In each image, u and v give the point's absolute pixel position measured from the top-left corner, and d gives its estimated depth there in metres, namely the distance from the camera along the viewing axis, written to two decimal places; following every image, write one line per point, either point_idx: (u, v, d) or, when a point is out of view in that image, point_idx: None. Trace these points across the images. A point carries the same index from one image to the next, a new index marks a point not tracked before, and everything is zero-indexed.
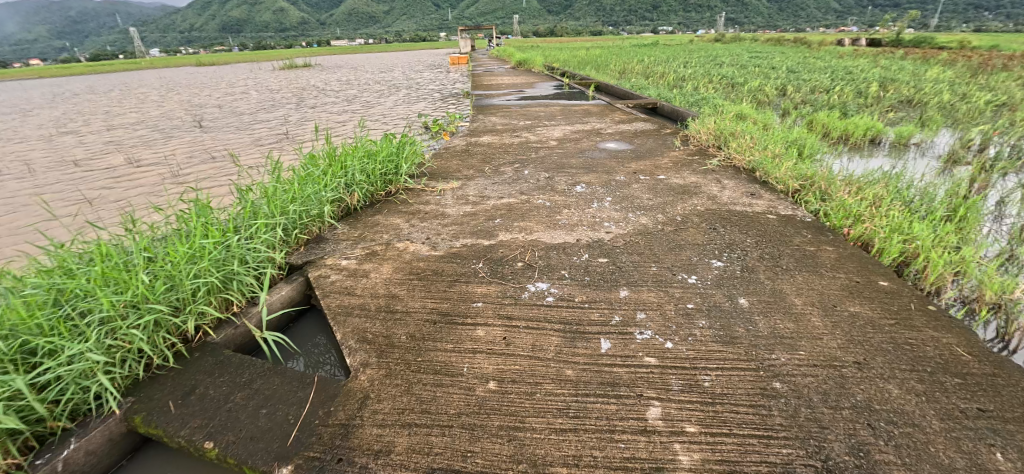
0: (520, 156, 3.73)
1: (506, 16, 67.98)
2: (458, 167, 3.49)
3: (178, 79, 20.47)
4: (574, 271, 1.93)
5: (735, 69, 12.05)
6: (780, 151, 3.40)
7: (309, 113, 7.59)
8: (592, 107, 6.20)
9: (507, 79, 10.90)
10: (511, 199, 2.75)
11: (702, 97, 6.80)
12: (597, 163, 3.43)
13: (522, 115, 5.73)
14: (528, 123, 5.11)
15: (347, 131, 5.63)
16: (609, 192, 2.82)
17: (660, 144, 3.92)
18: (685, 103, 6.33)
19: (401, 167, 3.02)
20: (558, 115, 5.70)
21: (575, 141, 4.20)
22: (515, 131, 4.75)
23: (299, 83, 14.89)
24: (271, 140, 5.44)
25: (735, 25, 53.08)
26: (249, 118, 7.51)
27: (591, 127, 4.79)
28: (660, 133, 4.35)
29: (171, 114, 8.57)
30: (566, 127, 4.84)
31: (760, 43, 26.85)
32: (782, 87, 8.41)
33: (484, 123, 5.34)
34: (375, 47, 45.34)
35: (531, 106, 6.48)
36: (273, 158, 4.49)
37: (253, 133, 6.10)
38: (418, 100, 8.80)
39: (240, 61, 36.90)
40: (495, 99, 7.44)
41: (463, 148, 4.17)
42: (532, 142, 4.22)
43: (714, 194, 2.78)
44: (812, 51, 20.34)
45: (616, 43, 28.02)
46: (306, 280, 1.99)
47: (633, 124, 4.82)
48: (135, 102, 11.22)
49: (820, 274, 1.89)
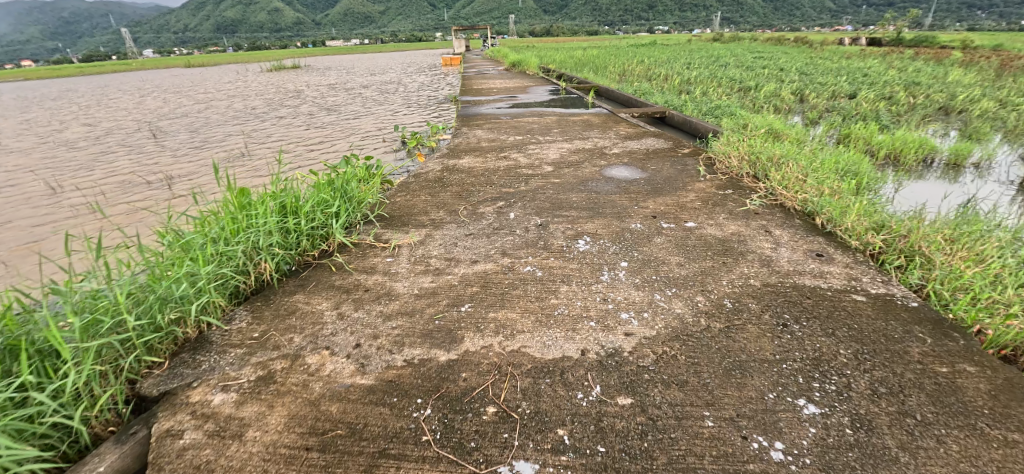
0: (506, 189, 2.96)
1: (501, 15, 67.20)
2: (426, 207, 2.72)
3: (158, 83, 19.66)
4: (579, 429, 1.18)
5: (743, 71, 11.32)
6: (839, 184, 2.65)
7: (276, 125, 6.80)
8: (593, 118, 5.42)
9: (500, 83, 10.15)
10: (488, 264, 1.98)
11: (715, 105, 6.05)
12: (603, 201, 2.66)
13: (513, 128, 4.95)
14: (518, 141, 4.34)
15: (310, 151, 4.85)
16: (623, 252, 2.06)
17: (679, 172, 3.15)
18: (700, 112, 5.56)
19: (340, 217, 2.27)
20: (554, 128, 4.92)
21: (574, 165, 3.43)
22: (503, 151, 3.97)
23: (279, 88, 14.04)
24: (219, 166, 4.66)
25: (732, 25, 52.55)
26: (210, 131, 6.72)
27: (593, 145, 4.01)
28: (676, 155, 3.58)
29: (129, 125, 7.78)
30: (563, 145, 4.07)
31: (760, 43, 26.22)
32: (800, 92, 7.66)
33: (467, 140, 4.56)
34: (368, 49, 44.57)
35: (524, 116, 5.71)
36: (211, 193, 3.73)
37: (204, 153, 5.31)
38: (400, 109, 8.00)
39: (230, 62, 36.21)
40: (484, 107, 6.67)
41: (438, 174, 3.40)
42: (522, 167, 3.45)
43: (766, 256, 2.02)
44: (817, 51, 19.64)
45: (613, 43, 27.30)
46: (149, 439, 1.24)
47: (642, 142, 4.05)
48: (98, 110, 10.43)
49: (984, 438, 1.16)
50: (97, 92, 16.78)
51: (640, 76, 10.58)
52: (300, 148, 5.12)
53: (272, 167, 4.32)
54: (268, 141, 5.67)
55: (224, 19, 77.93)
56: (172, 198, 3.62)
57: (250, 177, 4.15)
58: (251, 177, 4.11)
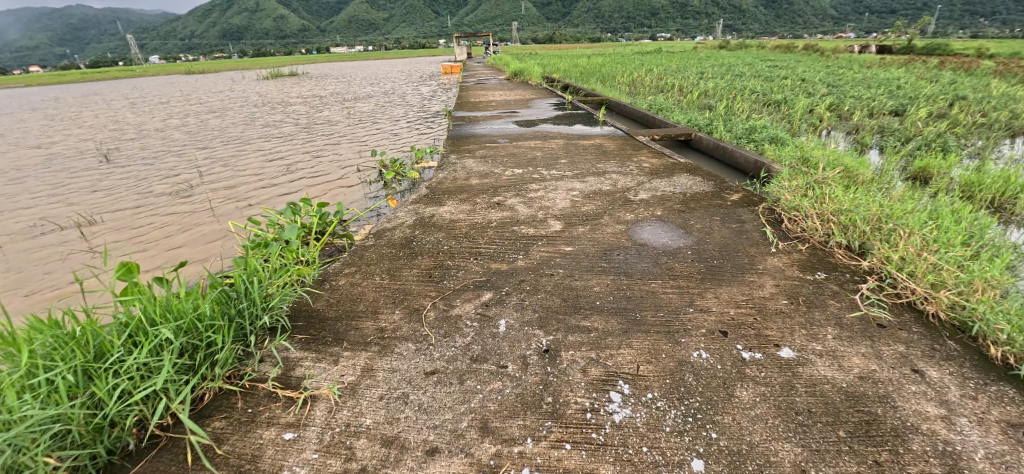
0: (497, 263, 2.09)
1: (504, 22, 66.87)
2: (376, 300, 1.84)
3: (146, 91, 18.98)
4: None
5: (764, 82, 10.50)
6: (997, 273, 1.76)
7: (245, 148, 6.01)
8: (607, 142, 4.54)
9: (501, 95, 9.32)
10: (453, 459, 1.12)
11: (749, 124, 5.18)
12: (639, 294, 1.78)
13: (511, 157, 4.08)
14: (518, 176, 3.47)
15: (268, 190, 4.04)
16: (691, 429, 1.19)
17: (738, 237, 2.27)
18: (734, 137, 4.68)
19: (221, 351, 1.40)
20: (561, 157, 4.04)
21: (591, 218, 2.55)
22: (496, 193, 3.10)
23: (268, 98, 13.27)
24: (156, 207, 3.86)
25: (735, 33, 52.04)
26: (166, 154, 5.88)
27: (613, 186, 3.13)
28: (725, 204, 2.71)
29: (81, 143, 6.92)
30: (575, 184, 3.18)
31: (769, 51, 25.50)
32: (837, 108, 6.79)
33: (454, 172, 3.70)
34: (368, 56, 44.16)
35: (524, 139, 4.86)
36: (126, 255, 2.93)
37: (148, 185, 4.50)
38: (387, 127, 7.17)
39: (228, 69, 35.82)
40: (479, 125, 5.82)
41: (407, 231, 2.53)
42: (521, 220, 2.57)
43: (945, 443, 1.16)
44: (829, 60, 18.91)
45: (617, 51, 26.59)
46: None
47: (674, 181, 3.16)
48: (62, 123, 9.57)
49: None
50: (79, 101, 16.00)
51: (651, 88, 9.70)
52: (260, 182, 4.31)
53: (215, 216, 3.52)
54: (228, 170, 4.87)
55: (228, 25, 77.79)
56: (70, 269, 2.82)
57: (185, 227, 3.35)
58: (183, 230, 3.31)
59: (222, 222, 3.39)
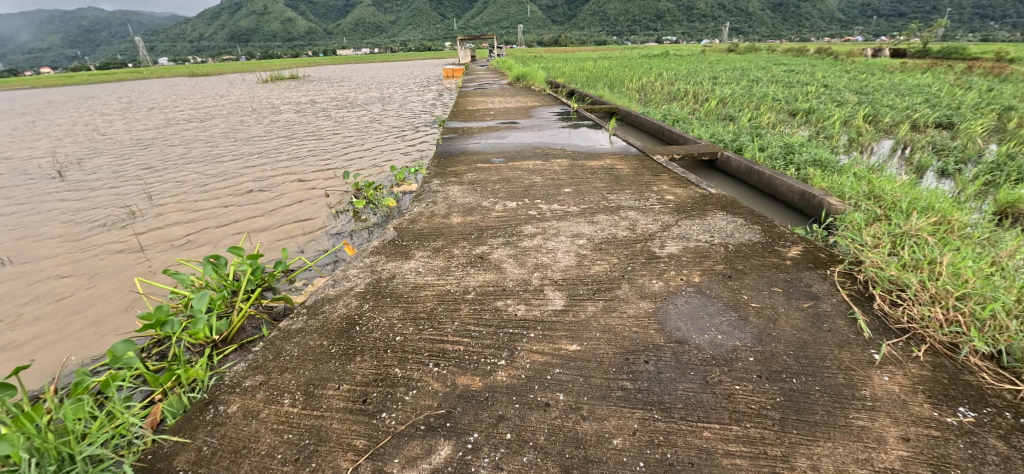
0: (469, 374, 1.41)
1: (508, 23, 66.41)
2: (275, 454, 1.19)
3: (138, 94, 18.49)
4: None
5: (784, 88, 9.80)
6: None
7: (211, 162, 5.37)
8: (619, 163, 3.85)
9: (501, 102, 8.65)
10: None
11: (782, 141, 4.49)
12: (688, 459, 1.11)
13: (505, 184, 3.39)
14: (510, 212, 2.78)
15: (218, 220, 3.43)
16: None
17: (817, 329, 1.58)
18: (768, 159, 3.99)
19: None
20: (565, 183, 3.35)
21: (604, 285, 1.87)
22: (481, 237, 2.42)
23: (258, 103, 12.65)
24: (83, 242, 3.25)
25: (742, 36, 51.31)
26: (121, 170, 5.22)
27: (630, 229, 2.43)
28: (785, 265, 2.01)
29: (37, 156, 6.27)
30: (581, 227, 2.49)
31: (778, 54, 24.78)
32: (875, 120, 6.08)
33: (433, 205, 3.02)
34: (371, 59, 43.89)
35: (522, 158, 4.18)
36: (11, 321, 2.32)
37: (85, 211, 3.88)
38: (375, 138, 6.51)
39: (229, 71, 35.60)
40: (472, 140, 5.16)
41: (353, 304, 1.85)
42: (510, 287, 1.89)
43: None
44: (843, 64, 18.19)
45: (622, 54, 25.98)
46: None
47: (709, 225, 2.45)
48: (32, 129, 8.93)
49: None
50: (65, 105, 15.39)
51: (662, 95, 8.99)
52: (212, 208, 3.69)
53: (146, 259, 2.92)
54: (182, 192, 4.25)
55: (233, 27, 77.66)
56: None
57: (103, 277, 2.74)
58: (101, 278, 2.72)
59: (148, 268, 2.78)
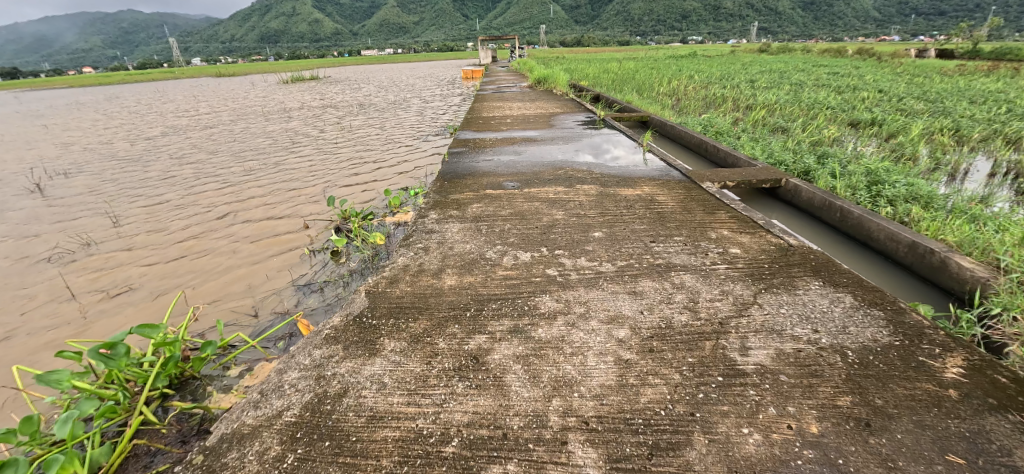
0: None
1: (530, 24, 65.83)
2: None
3: (163, 94, 18.62)
4: None
5: (836, 94, 8.77)
6: None
7: (197, 175, 4.86)
8: (660, 192, 3.11)
9: (521, 107, 7.96)
10: None
11: (861, 164, 3.65)
12: None
13: (518, 221, 2.70)
14: (521, 271, 2.08)
15: (175, 260, 2.87)
16: None
17: None
18: (849, 190, 3.18)
19: None
20: (594, 221, 2.63)
21: (662, 437, 1.18)
22: (480, 316, 1.73)
23: (271, 106, 12.32)
24: (10, 282, 2.71)
25: (772, 36, 49.33)
26: (100, 184, 4.76)
27: (691, 310, 1.71)
28: (949, 405, 1.28)
29: (28, 165, 5.92)
30: (618, 302, 1.78)
31: (814, 55, 23.30)
32: (962, 134, 5.11)
33: (424, 251, 2.35)
34: (391, 59, 44.04)
35: (539, 182, 3.49)
36: None
37: (37, 237, 3.38)
38: (380, 149, 5.92)
39: (255, 71, 36.07)
40: (482, 156, 4.49)
41: (271, 453, 1.21)
42: (515, 435, 1.21)
43: None
44: (891, 65, 16.68)
45: (647, 53, 24.98)
46: None
47: (805, 306, 1.71)
48: (37, 133, 8.70)
49: None
50: (88, 104, 15.49)
51: (697, 101, 8.12)
52: (175, 240, 3.16)
53: (77, 312, 2.38)
54: (151, 214, 3.72)
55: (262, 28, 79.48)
56: None
57: (16, 336, 2.21)
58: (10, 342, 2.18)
59: (73, 327, 2.24)
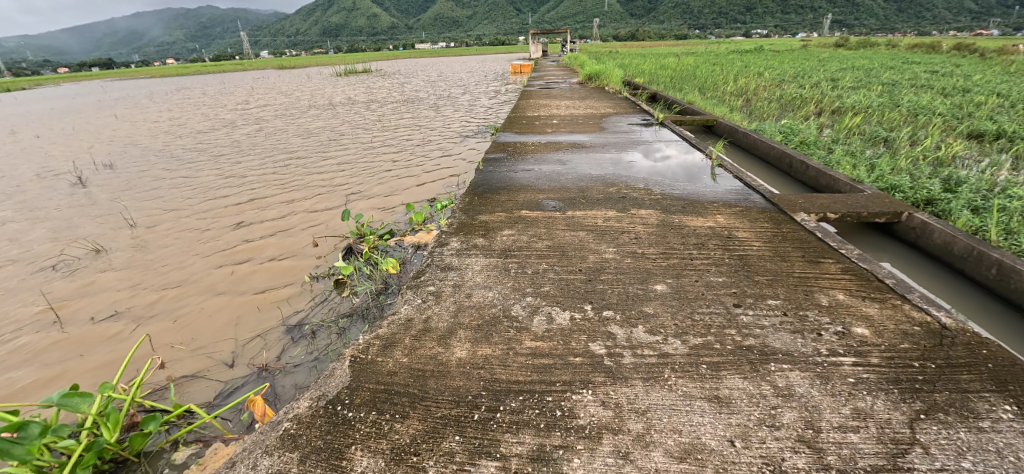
0: None
1: (583, 18, 64.14)
2: None
3: (226, 87, 19.47)
4: None
5: (943, 97, 7.43)
6: None
7: (226, 176, 4.69)
8: (739, 226, 2.46)
9: (569, 107, 7.35)
10: None
11: (1009, 195, 2.80)
12: None
13: (557, 259, 2.16)
14: (554, 343, 1.54)
15: (171, 279, 2.58)
16: None
17: None
18: (1001, 233, 2.38)
19: None
20: (654, 267, 2.04)
21: None
22: (491, 423, 1.23)
23: (320, 100, 12.38)
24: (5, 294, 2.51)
25: (849, 28, 44.97)
26: (134, 182, 4.69)
27: (810, 447, 1.12)
28: None
29: (80, 157, 6.05)
30: (694, 416, 1.22)
31: (902, 50, 20.70)
32: None
33: (434, 297, 1.87)
34: (442, 52, 44.36)
35: (584, 202, 2.93)
36: None
37: (51, 239, 3.23)
38: (415, 152, 5.55)
39: (313, 64, 37.41)
40: (520, 165, 3.97)
41: None
42: None
43: None
44: (1001, 63, 14.34)
45: (707, 48, 23.27)
46: None
47: (1005, 462, 1.08)
48: (103, 124, 9.12)
49: None
50: (159, 96, 16.44)
51: (771, 104, 7.14)
52: (180, 253, 2.89)
53: (54, 337, 2.12)
54: (167, 220, 3.51)
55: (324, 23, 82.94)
56: None
57: None
58: None
59: (42, 358, 1.97)
